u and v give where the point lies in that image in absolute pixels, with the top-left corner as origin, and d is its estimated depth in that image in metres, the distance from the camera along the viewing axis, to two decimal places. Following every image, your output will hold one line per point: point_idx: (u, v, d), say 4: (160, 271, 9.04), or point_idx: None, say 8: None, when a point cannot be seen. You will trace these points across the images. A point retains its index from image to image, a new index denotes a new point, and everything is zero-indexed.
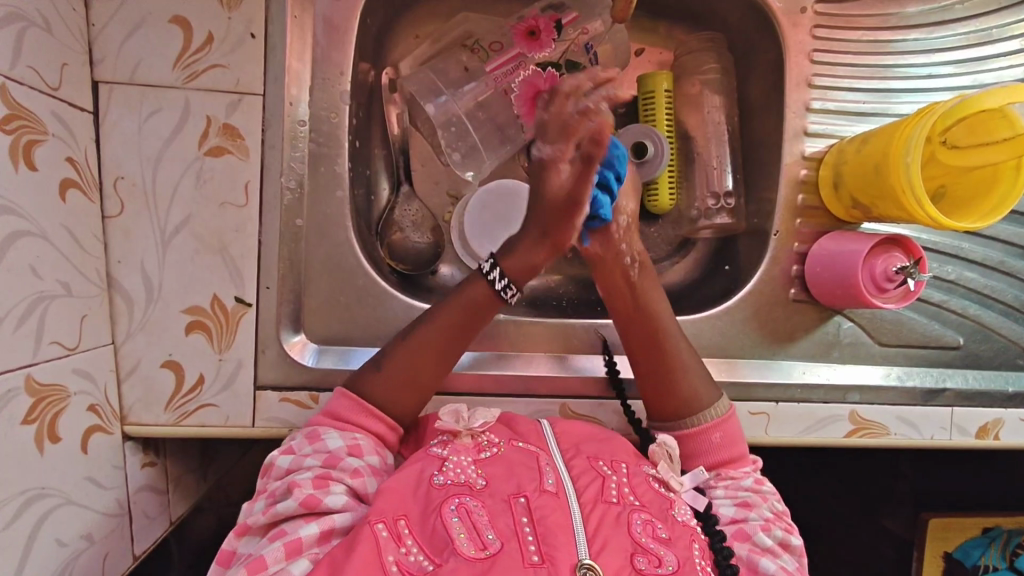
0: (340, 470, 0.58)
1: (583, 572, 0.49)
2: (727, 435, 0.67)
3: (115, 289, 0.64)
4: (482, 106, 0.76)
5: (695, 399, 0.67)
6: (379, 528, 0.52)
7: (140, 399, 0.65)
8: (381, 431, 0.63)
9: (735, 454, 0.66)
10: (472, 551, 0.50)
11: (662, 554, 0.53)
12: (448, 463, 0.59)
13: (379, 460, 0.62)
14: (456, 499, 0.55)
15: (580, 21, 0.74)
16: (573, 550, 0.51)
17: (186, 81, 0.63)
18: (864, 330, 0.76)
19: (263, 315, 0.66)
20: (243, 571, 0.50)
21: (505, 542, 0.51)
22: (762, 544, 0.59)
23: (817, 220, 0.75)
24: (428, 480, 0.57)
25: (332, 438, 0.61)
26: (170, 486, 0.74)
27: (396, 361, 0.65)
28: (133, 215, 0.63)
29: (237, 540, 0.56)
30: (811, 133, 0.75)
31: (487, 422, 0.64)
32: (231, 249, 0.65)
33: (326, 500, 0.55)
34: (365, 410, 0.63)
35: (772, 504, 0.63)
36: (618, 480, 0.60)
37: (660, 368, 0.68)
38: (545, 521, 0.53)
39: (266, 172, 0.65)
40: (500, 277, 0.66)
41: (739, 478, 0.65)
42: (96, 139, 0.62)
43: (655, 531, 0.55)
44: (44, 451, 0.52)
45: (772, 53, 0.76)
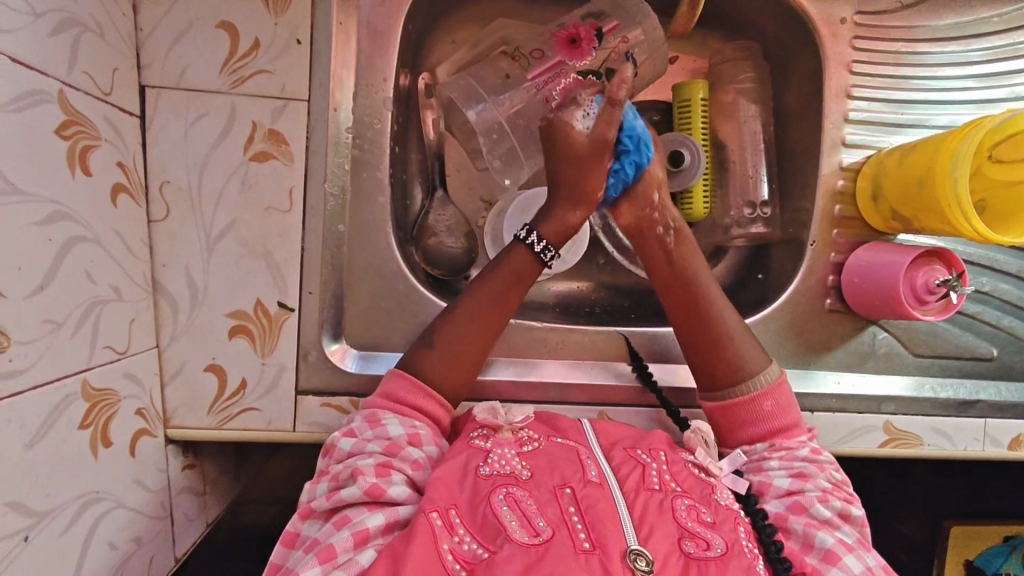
0: (400, 459, 0.59)
1: (634, 558, 0.50)
2: (779, 403, 0.67)
3: (160, 294, 0.64)
4: (521, 114, 0.74)
5: (743, 362, 0.68)
6: (434, 516, 0.53)
7: (184, 402, 0.65)
8: (437, 412, 0.64)
9: (788, 422, 0.66)
10: (526, 538, 0.51)
11: (709, 537, 0.54)
12: (492, 455, 0.60)
13: (436, 449, 0.62)
14: (504, 490, 0.56)
15: (620, 29, 0.73)
16: (622, 537, 0.52)
17: (232, 86, 0.63)
18: (898, 341, 0.76)
19: (305, 320, 0.67)
20: (315, 559, 0.51)
21: (556, 530, 0.52)
22: (819, 515, 0.59)
23: (854, 230, 0.75)
24: (474, 471, 0.58)
25: (393, 425, 0.61)
26: (206, 488, 0.74)
27: (445, 342, 0.66)
28: (178, 220, 0.64)
29: (300, 523, 0.58)
30: (850, 144, 0.75)
31: (526, 418, 0.65)
32: (275, 254, 0.65)
33: (390, 490, 0.56)
34: (426, 392, 0.64)
35: (829, 474, 0.63)
36: (658, 467, 0.61)
37: (706, 339, 0.69)
38: (593, 510, 0.54)
39: (310, 178, 0.66)
40: (538, 240, 0.68)
41: (793, 448, 0.65)
42: (143, 143, 0.62)
43: (699, 516, 0.56)
44: (98, 455, 0.52)
45: (811, 63, 0.76)
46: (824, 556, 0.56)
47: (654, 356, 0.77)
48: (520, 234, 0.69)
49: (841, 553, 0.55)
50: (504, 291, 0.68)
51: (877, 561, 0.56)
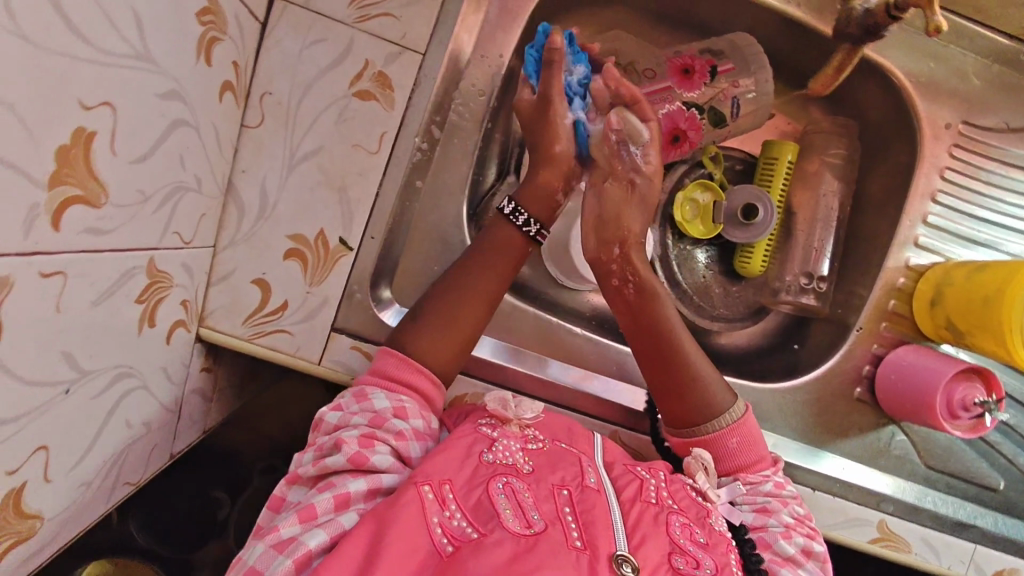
0: (386, 431, 0.60)
1: (621, 563, 0.52)
2: (743, 440, 0.66)
3: (231, 198, 0.65)
4: None
5: (710, 402, 0.68)
6: (424, 490, 0.54)
7: (223, 306, 0.66)
8: (425, 389, 0.64)
9: (753, 458, 0.66)
10: (518, 527, 0.52)
11: (700, 556, 0.56)
12: (497, 444, 0.60)
13: (424, 423, 0.63)
14: (503, 479, 0.57)
15: (734, 73, 0.74)
16: (612, 540, 0.54)
17: (357, 21, 0.64)
18: (914, 446, 0.77)
19: (360, 262, 0.67)
20: (295, 518, 0.53)
21: (547, 524, 0.54)
22: (782, 552, 0.60)
23: (901, 328, 0.76)
24: (477, 456, 0.59)
25: (379, 399, 0.62)
26: (213, 395, 0.75)
27: (433, 315, 0.67)
28: (269, 132, 0.65)
29: (287, 488, 0.60)
30: (921, 245, 0.75)
31: (536, 416, 0.64)
32: (349, 191, 0.66)
33: (373, 459, 0.57)
34: (411, 367, 0.64)
35: (794, 508, 0.64)
36: (655, 484, 0.62)
37: (676, 386, 0.68)
38: (588, 514, 0.56)
39: (403, 128, 0.66)
40: (521, 215, 0.71)
41: (757, 482, 0.65)
42: (257, 51, 0.63)
43: (693, 534, 0.58)
44: (141, 333, 0.52)
45: (904, 158, 0.77)
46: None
47: None
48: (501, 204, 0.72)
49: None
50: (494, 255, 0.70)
51: None
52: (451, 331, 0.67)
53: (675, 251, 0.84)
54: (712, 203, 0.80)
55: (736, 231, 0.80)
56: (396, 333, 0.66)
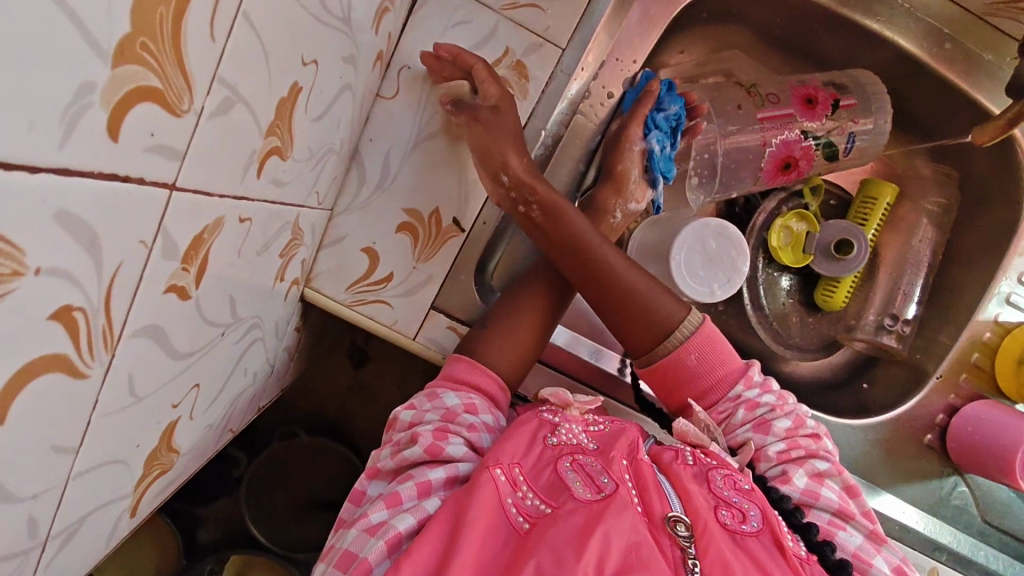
0: (457, 424, 0.61)
1: (675, 525, 0.52)
2: (699, 354, 0.65)
3: (354, 164, 0.65)
4: (740, 150, 0.75)
5: (652, 313, 0.66)
6: (497, 472, 0.55)
7: (330, 270, 0.66)
8: (492, 390, 0.65)
9: (714, 375, 0.65)
10: (588, 494, 0.53)
11: (746, 508, 0.55)
12: (560, 427, 0.61)
13: (492, 418, 0.64)
14: (569, 458, 0.57)
15: (855, 109, 0.74)
16: (666, 504, 0.53)
17: (504, 8, 0.65)
18: (973, 499, 0.78)
19: (468, 244, 0.68)
20: (382, 504, 0.54)
21: (615, 486, 0.54)
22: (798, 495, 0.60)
23: (978, 380, 0.77)
24: (542, 440, 0.59)
25: (450, 396, 0.63)
26: (294, 356, 0.76)
27: (499, 321, 0.67)
28: (401, 105, 0.65)
29: (367, 481, 0.61)
30: (1010, 302, 0.76)
31: (595, 402, 0.66)
32: (470, 173, 0.67)
33: (448, 449, 0.58)
34: (483, 370, 0.65)
35: (776, 427, 0.63)
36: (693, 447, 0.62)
37: (617, 301, 0.66)
38: (643, 482, 0.56)
39: (531, 119, 0.67)
40: None
41: (727, 411, 0.65)
42: (405, 24, 0.63)
43: (736, 483, 0.57)
44: (275, 286, 0.53)
45: (1004, 215, 0.78)
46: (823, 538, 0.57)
47: None
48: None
49: (834, 531, 0.58)
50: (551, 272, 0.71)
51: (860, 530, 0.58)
52: (517, 340, 0.67)
53: (764, 273, 0.84)
54: (806, 233, 0.81)
55: (826, 264, 0.81)
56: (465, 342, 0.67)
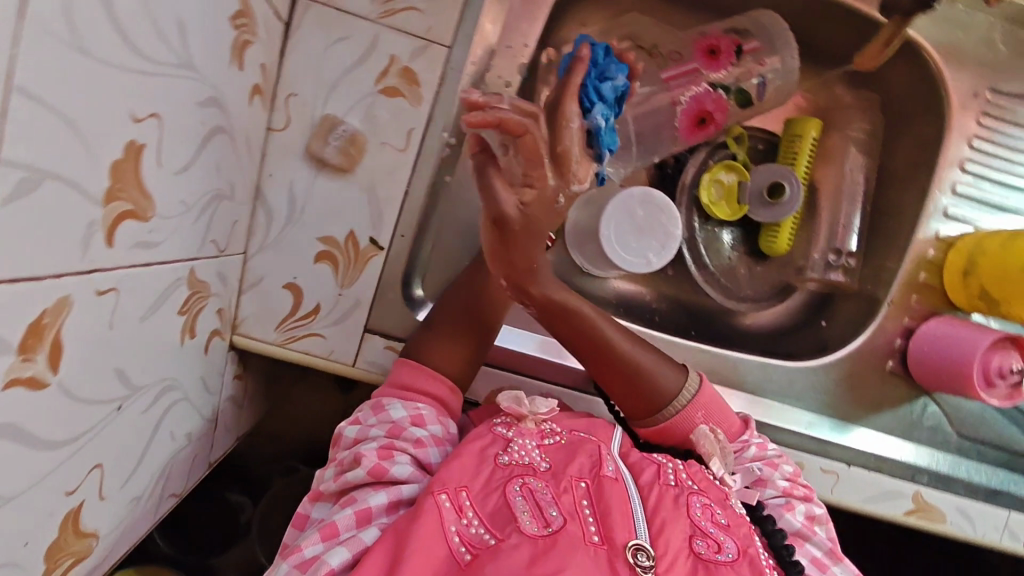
0: (403, 440, 0.61)
1: (637, 553, 0.53)
2: (708, 413, 0.67)
3: (259, 202, 0.64)
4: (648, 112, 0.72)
5: (661, 387, 0.66)
6: (441, 498, 0.56)
7: (255, 313, 0.65)
8: (443, 395, 0.66)
9: (726, 427, 0.67)
10: (535, 529, 0.54)
11: (721, 540, 0.57)
12: (512, 444, 0.62)
13: (441, 428, 0.64)
14: (520, 480, 0.58)
15: (760, 52, 0.73)
16: (629, 531, 0.55)
17: (382, 16, 0.62)
18: (946, 416, 0.77)
19: (391, 261, 0.67)
20: (317, 536, 0.55)
21: (566, 520, 0.55)
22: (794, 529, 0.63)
23: (933, 300, 0.75)
24: (492, 458, 0.61)
25: (395, 409, 0.63)
26: (244, 402, 0.75)
27: (439, 328, 0.67)
28: (295, 135, 0.63)
29: (311, 504, 0.61)
30: (949, 215, 0.75)
31: (552, 408, 0.66)
32: (378, 190, 0.65)
33: (392, 470, 0.59)
34: (427, 374, 0.65)
35: (783, 470, 0.66)
36: (673, 467, 0.64)
37: (630, 377, 0.66)
38: (604, 506, 0.57)
39: (431, 124, 0.65)
40: None
41: (741, 450, 0.67)
42: (282, 52, 0.61)
43: (714, 516, 0.59)
44: (183, 343, 0.51)
45: (930, 130, 0.76)
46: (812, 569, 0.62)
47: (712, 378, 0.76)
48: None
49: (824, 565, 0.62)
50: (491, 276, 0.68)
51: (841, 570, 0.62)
52: (457, 345, 0.67)
53: (702, 230, 0.83)
54: (737, 183, 0.80)
55: (761, 211, 0.80)
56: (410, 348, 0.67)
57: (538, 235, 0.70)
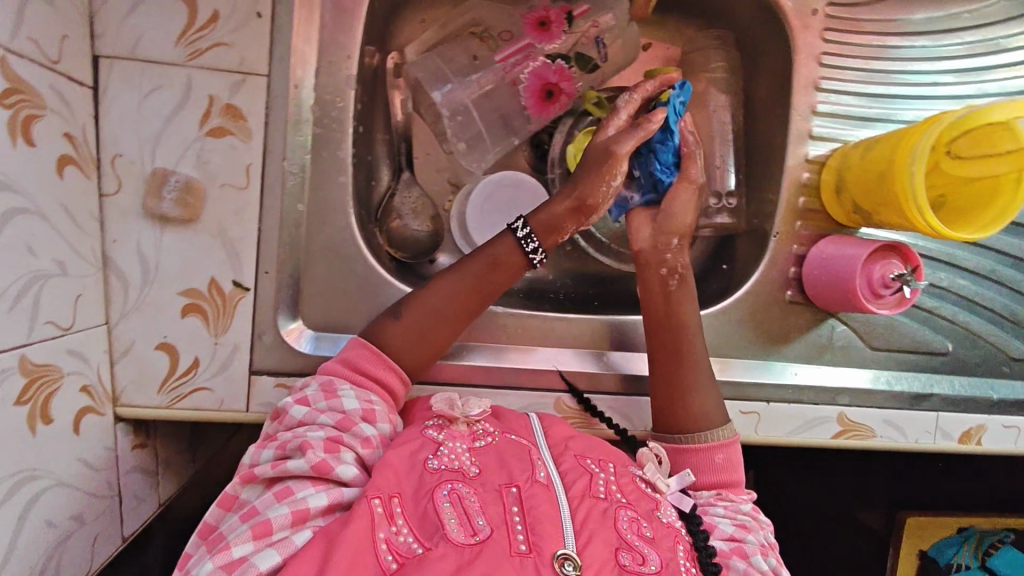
0: (352, 436, 0.57)
1: (564, 562, 0.49)
2: (729, 459, 0.66)
3: (109, 269, 0.62)
4: (488, 95, 0.74)
5: (697, 414, 0.68)
6: (375, 503, 0.52)
7: (133, 380, 0.64)
8: (394, 386, 0.63)
9: (730, 479, 0.66)
10: (463, 538, 0.50)
11: (646, 553, 0.53)
12: (443, 448, 0.59)
13: (389, 427, 0.61)
14: (449, 485, 0.55)
15: (591, 13, 0.74)
16: (559, 541, 0.51)
17: (189, 59, 0.61)
18: (856, 334, 0.77)
19: (260, 299, 0.66)
20: (248, 533, 0.49)
21: (494, 530, 0.51)
22: (759, 565, 0.58)
23: (817, 223, 0.75)
24: (422, 462, 0.57)
25: (348, 398, 0.59)
26: (160, 468, 0.74)
27: (414, 316, 0.65)
28: (130, 195, 0.62)
29: (240, 487, 0.55)
30: (816, 136, 0.74)
31: (483, 411, 0.64)
32: (230, 232, 0.64)
33: (338, 469, 0.54)
34: (385, 363, 0.63)
35: (766, 533, 0.63)
36: (604, 477, 0.60)
37: (668, 378, 0.69)
38: (535, 512, 0.53)
39: (268, 155, 0.64)
40: (522, 228, 0.68)
41: (737, 502, 0.65)
42: (94, 116, 0.60)
43: (640, 529, 0.56)
44: (35, 432, 0.52)
45: (781, 56, 0.75)
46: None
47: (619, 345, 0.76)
48: (513, 226, 0.69)
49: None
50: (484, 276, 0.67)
51: None
52: (431, 341, 0.66)
53: None
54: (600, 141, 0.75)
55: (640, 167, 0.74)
56: (372, 329, 0.65)
57: (543, 251, 0.69)
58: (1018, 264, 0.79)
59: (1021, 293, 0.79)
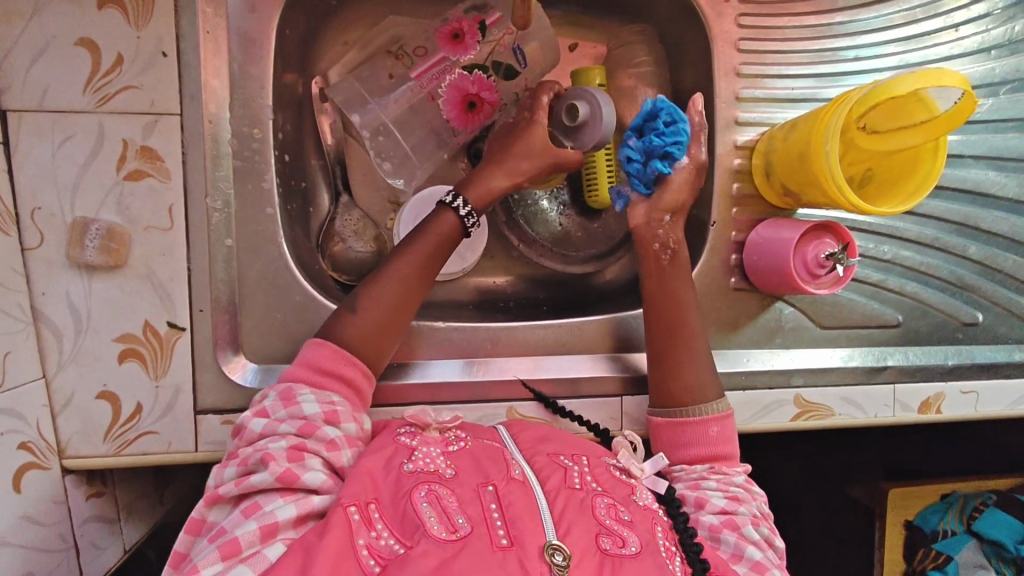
0: (316, 441, 0.56)
1: (551, 552, 0.49)
2: (723, 430, 0.67)
3: (41, 323, 0.62)
4: (411, 111, 0.75)
5: (691, 390, 0.68)
6: (351, 510, 0.51)
7: (77, 431, 0.64)
8: (357, 379, 0.62)
9: (724, 453, 0.67)
10: (444, 534, 0.50)
11: (625, 535, 0.54)
12: (417, 452, 0.59)
13: (355, 427, 0.60)
14: (426, 487, 0.54)
15: (504, 21, 0.73)
16: (541, 533, 0.51)
17: (99, 105, 0.61)
18: (805, 314, 0.77)
19: (198, 338, 0.66)
20: (216, 554, 0.48)
21: (474, 526, 0.51)
22: (750, 536, 0.60)
23: (753, 208, 0.75)
24: (398, 467, 0.56)
25: (309, 403, 0.58)
26: (121, 514, 0.73)
27: (372, 305, 0.65)
28: (54, 246, 0.62)
29: (207, 508, 0.54)
30: (743, 122, 0.74)
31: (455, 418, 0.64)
32: (159, 274, 0.64)
33: (304, 478, 0.53)
34: (348, 359, 0.62)
35: (759, 503, 0.65)
36: (579, 470, 0.60)
37: (665, 354, 0.69)
38: (514, 508, 0.53)
39: (190, 194, 0.64)
40: (465, 206, 0.69)
41: (730, 474, 0.65)
42: (8, 171, 0.60)
43: (618, 513, 0.56)
44: None
45: (700, 45, 0.75)
46: (752, 566, 0.58)
47: (568, 349, 0.75)
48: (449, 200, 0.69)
49: (767, 566, 0.58)
50: (420, 260, 0.67)
51: None
52: (381, 337, 0.65)
53: (519, 206, 0.83)
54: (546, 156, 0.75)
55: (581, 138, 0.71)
56: (329, 324, 0.64)
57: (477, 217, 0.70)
58: (960, 230, 0.79)
59: (966, 258, 0.79)
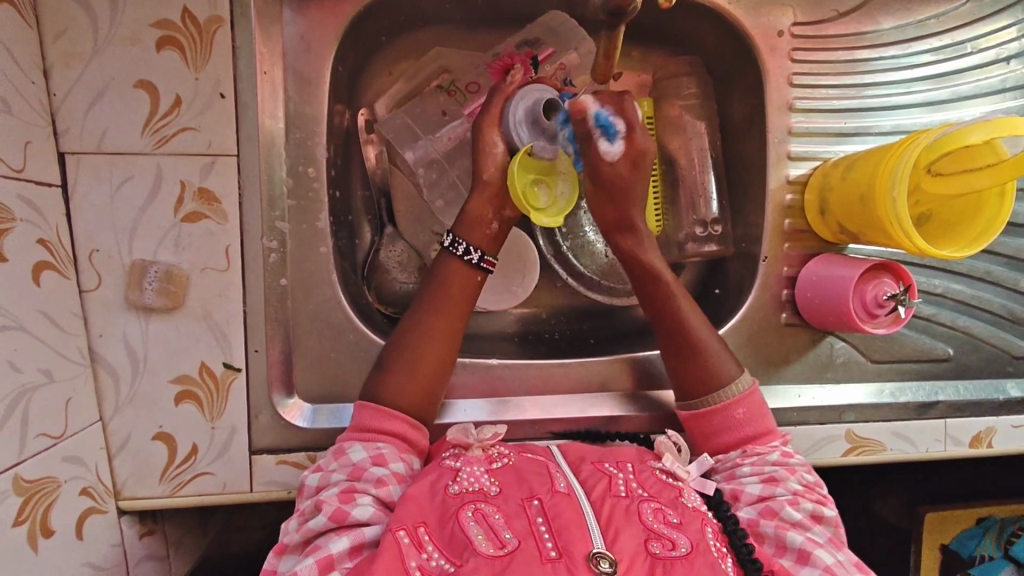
0: (365, 481, 0.56)
1: (598, 561, 0.48)
2: (750, 411, 0.65)
3: (99, 365, 0.62)
4: (460, 146, 0.74)
5: (711, 376, 0.66)
6: (400, 535, 0.51)
7: (133, 473, 0.64)
8: (404, 431, 0.62)
9: (762, 430, 0.65)
10: (491, 549, 0.49)
11: (675, 537, 0.52)
12: (462, 474, 0.57)
13: (404, 465, 0.59)
14: (472, 506, 0.53)
15: (556, 56, 0.73)
16: (588, 541, 0.50)
17: (157, 146, 0.61)
18: (856, 348, 0.76)
19: (253, 379, 0.65)
20: None
21: (522, 540, 0.50)
22: (790, 519, 0.57)
23: (805, 243, 0.75)
24: (443, 489, 0.55)
25: (356, 451, 0.59)
26: (170, 550, 0.73)
27: (397, 361, 0.64)
28: (110, 288, 0.61)
29: (274, 561, 0.55)
30: (795, 156, 0.74)
31: (497, 434, 0.62)
32: (215, 315, 0.63)
33: (354, 512, 0.54)
34: (391, 414, 0.61)
35: (800, 475, 0.61)
36: (624, 476, 0.59)
37: (679, 337, 0.67)
38: (561, 518, 0.52)
39: (246, 233, 0.64)
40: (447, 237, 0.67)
41: (765, 453, 0.63)
42: (67, 214, 0.60)
43: (665, 518, 0.54)
44: (38, 547, 0.53)
45: (751, 78, 0.75)
46: (795, 556, 0.55)
47: (617, 385, 0.75)
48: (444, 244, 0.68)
49: (811, 549, 0.55)
50: (445, 305, 0.65)
51: (849, 559, 0.55)
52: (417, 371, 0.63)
53: (565, 239, 0.81)
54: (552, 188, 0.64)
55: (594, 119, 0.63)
56: (366, 389, 0.63)
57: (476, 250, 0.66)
58: (1012, 263, 0.78)
59: (1018, 291, 0.78)
